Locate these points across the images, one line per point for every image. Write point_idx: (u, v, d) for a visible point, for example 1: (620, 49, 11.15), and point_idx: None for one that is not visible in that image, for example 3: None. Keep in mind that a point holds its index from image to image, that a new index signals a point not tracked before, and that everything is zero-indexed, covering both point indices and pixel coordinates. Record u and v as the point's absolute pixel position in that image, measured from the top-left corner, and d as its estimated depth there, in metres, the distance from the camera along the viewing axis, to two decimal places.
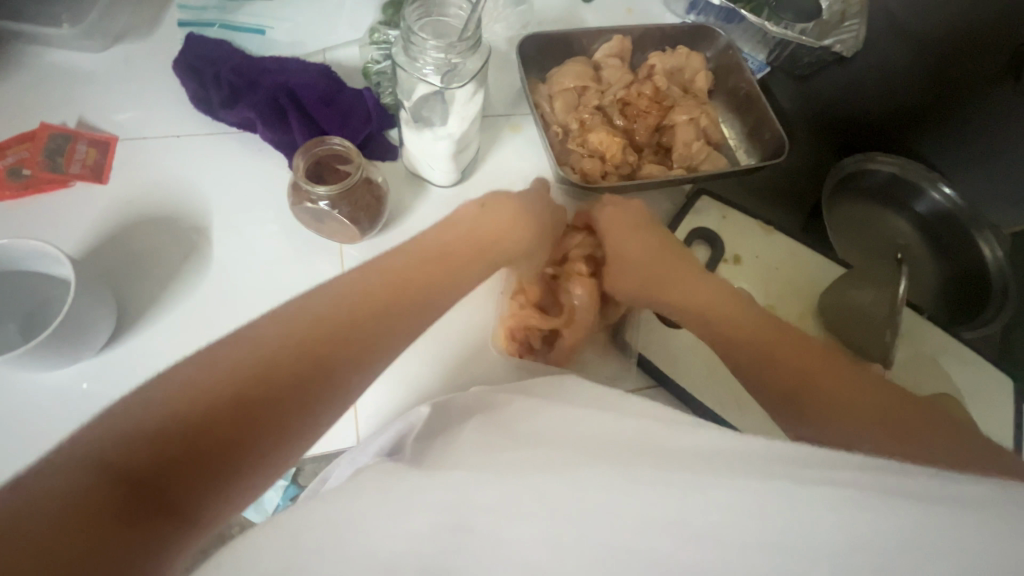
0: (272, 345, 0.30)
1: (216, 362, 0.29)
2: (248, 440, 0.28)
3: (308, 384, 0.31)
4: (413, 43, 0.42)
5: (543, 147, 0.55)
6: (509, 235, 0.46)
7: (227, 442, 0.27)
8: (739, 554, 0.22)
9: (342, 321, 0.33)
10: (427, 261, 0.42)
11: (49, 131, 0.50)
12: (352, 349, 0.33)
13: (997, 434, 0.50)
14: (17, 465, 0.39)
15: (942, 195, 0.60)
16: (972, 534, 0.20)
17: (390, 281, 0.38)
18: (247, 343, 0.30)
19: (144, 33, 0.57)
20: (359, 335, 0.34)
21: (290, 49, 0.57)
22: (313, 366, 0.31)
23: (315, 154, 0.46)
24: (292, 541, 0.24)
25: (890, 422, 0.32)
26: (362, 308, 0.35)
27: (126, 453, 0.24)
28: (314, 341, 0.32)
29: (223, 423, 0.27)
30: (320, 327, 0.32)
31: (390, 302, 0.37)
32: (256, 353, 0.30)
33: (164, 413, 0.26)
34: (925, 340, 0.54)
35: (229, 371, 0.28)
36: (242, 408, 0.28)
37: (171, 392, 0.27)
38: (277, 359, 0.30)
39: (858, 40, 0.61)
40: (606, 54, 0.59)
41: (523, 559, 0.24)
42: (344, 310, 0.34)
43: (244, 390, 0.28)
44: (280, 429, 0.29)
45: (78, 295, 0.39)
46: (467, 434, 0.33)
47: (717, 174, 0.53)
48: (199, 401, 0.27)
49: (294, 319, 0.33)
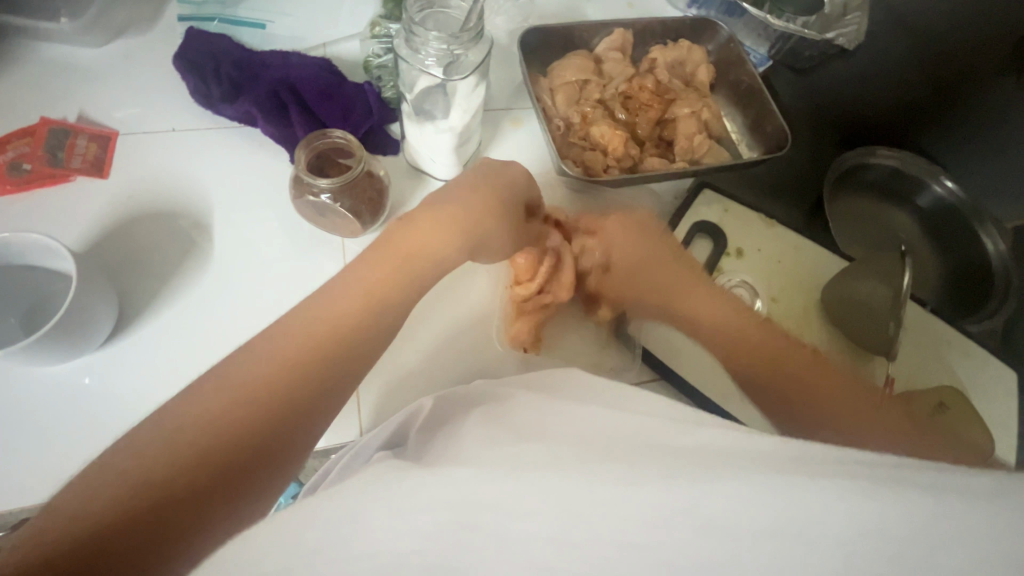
0: (218, 423, 0.29)
1: (162, 447, 0.28)
2: (191, 528, 0.26)
3: (255, 463, 0.29)
4: (415, 34, 0.42)
5: (545, 140, 0.55)
6: (488, 220, 0.43)
7: (172, 534, 0.26)
8: (748, 545, 0.22)
9: (289, 377, 0.32)
10: (394, 250, 0.40)
11: (49, 125, 0.50)
12: (302, 415, 0.32)
13: (1000, 424, 0.50)
14: (20, 460, 0.39)
15: (943, 188, 0.61)
16: (975, 525, 0.20)
17: (354, 298, 0.37)
18: (195, 416, 0.29)
19: (144, 27, 0.56)
20: (306, 395, 0.33)
21: (291, 43, 0.57)
22: (265, 437, 0.30)
23: (316, 148, 0.46)
24: (299, 536, 0.24)
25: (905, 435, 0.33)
26: (318, 352, 0.34)
27: (72, 552, 0.24)
28: (264, 403, 0.31)
29: (159, 514, 0.26)
30: (272, 389, 0.31)
31: (361, 329, 0.36)
32: (206, 428, 0.29)
33: (106, 504, 0.26)
34: (930, 333, 0.54)
35: (176, 451, 0.28)
36: (185, 493, 0.27)
37: (117, 479, 0.27)
38: (227, 428, 0.29)
39: (859, 33, 0.62)
40: (607, 48, 0.58)
41: (525, 556, 0.23)
42: (291, 362, 0.33)
43: (196, 476, 0.28)
44: (227, 507, 0.28)
45: (80, 289, 0.39)
46: (470, 427, 0.33)
47: (719, 167, 0.53)
48: (141, 493, 0.26)
49: (241, 379, 0.31)
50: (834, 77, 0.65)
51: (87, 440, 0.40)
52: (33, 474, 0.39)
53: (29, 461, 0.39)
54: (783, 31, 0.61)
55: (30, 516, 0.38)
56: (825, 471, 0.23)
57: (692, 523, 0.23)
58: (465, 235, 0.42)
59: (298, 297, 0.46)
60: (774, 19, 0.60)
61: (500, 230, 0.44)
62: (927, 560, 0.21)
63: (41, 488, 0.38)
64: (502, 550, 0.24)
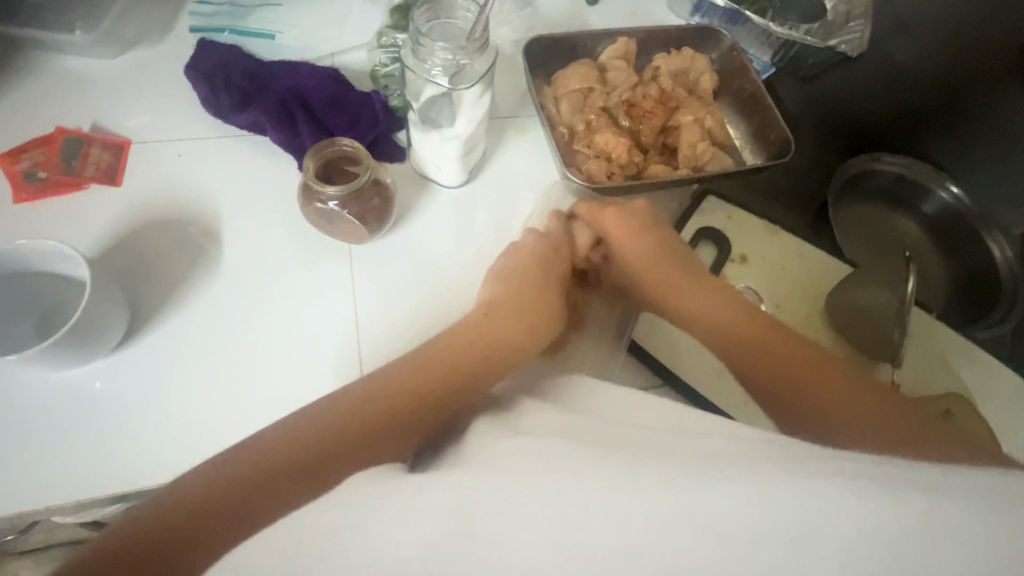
0: (322, 431, 0.33)
1: (254, 441, 0.33)
2: (246, 516, 0.29)
3: (345, 460, 0.32)
4: (421, 45, 0.43)
5: (549, 148, 0.55)
6: (545, 293, 0.45)
7: (251, 498, 0.30)
8: (753, 553, 0.22)
9: (406, 405, 0.36)
10: (469, 332, 0.41)
11: (63, 135, 0.51)
12: (354, 455, 0.33)
13: (1006, 430, 0.50)
14: (30, 462, 0.39)
15: (949, 194, 0.61)
16: (972, 535, 0.21)
17: (417, 370, 0.38)
18: (304, 418, 0.34)
19: (155, 39, 0.58)
20: (357, 446, 0.33)
21: (299, 54, 0.58)
22: (365, 450, 0.33)
23: (323, 156, 0.46)
24: (303, 544, 0.25)
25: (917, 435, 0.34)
26: (442, 380, 0.38)
27: (153, 520, 0.29)
28: (374, 421, 0.35)
29: (217, 492, 0.30)
30: (392, 407, 0.35)
31: (435, 382, 0.38)
32: (309, 430, 0.33)
33: (197, 481, 0.30)
34: (936, 339, 0.54)
35: (275, 450, 0.32)
36: (264, 480, 0.31)
37: (214, 461, 0.32)
38: (328, 437, 0.33)
39: (863, 41, 0.61)
40: (611, 56, 0.59)
41: (528, 562, 0.23)
42: (423, 384, 0.37)
43: (276, 472, 0.31)
44: (280, 502, 0.30)
45: (94, 296, 0.39)
46: (478, 429, 0.33)
47: (723, 174, 0.53)
48: (223, 481, 0.30)
49: (352, 404, 0.35)
50: (839, 82, 0.65)
51: (99, 445, 0.40)
52: (45, 477, 0.39)
53: (40, 464, 0.40)
54: (786, 39, 0.61)
55: (42, 518, 0.39)
56: (828, 471, 0.23)
57: (697, 528, 0.23)
58: (535, 314, 0.44)
59: (312, 311, 0.47)
60: (776, 26, 0.60)
61: (551, 270, 0.47)
62: (936, 560, 0.21)
63: (54, 492, 0.39)
64: (507, 556, 0.24)
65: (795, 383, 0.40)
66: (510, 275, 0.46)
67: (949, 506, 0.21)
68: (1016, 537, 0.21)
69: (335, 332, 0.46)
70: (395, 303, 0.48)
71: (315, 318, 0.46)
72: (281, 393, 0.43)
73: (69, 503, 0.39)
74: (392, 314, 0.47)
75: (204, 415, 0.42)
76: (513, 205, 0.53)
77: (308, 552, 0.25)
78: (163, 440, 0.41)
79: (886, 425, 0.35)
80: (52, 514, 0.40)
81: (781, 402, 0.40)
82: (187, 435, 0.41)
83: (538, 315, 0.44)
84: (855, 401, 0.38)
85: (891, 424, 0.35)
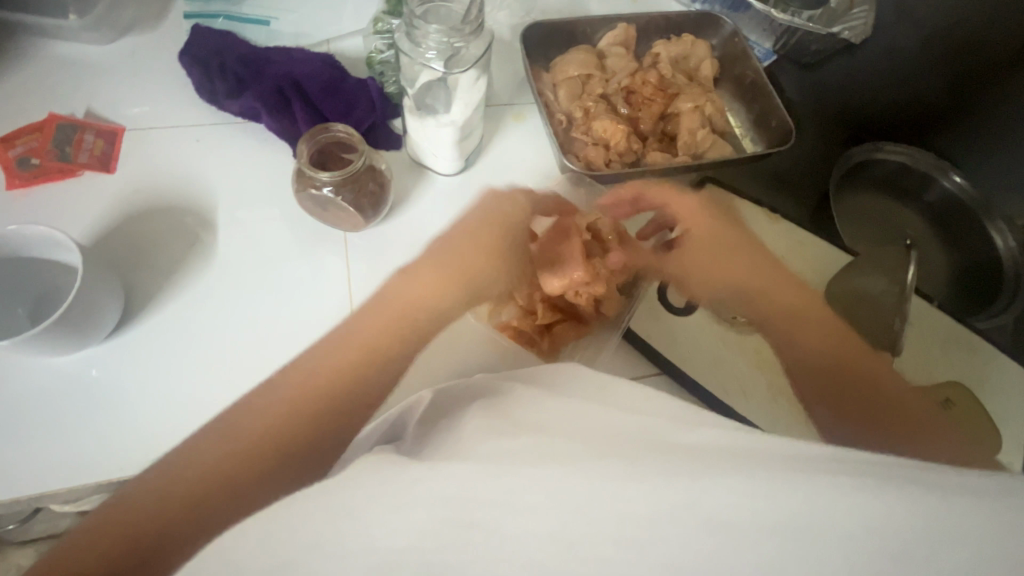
0: (272, 416, 0.32)
1: (217, 433, 0.32)
2: (212, 517, 0.28)
3: (307, 442, 0.32)
4: (415, 28, 0.42)
5: (548, 135, 0.55)
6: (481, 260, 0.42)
7: (213, 495, 0.29)
8: (751, 542, 0.22)
9: (357, 378, 0.35)
10: (385, 309, 0.38)
11: (57, 121, 0.51)
12: (312, 440, 0.32)
13: (1007, 421, 0.50)
14: (26, 448, 0.40)
15: (953, 182, 0.60)
16: (965, 523, 0.21)
17: (349, 353, 0.36)
18: (260, 407, 0.33)
19: (148, 25, 0.57)
20: (300, 438, 0.32)
21: (294, 40, 0.57)
22: (320, 424, 0.32)
23: (319, 142, 0.46)
24: (292, 534, 0.24)
25: (909, 425, 0.33)
26: (384, 346, 0.36)
27: (131, 522, 0.28)
28: (315, 391, 0.33)
29: (184, 492, 0.29)
30: (331, 375, 0.34)
31: (359, 364, 0.35)
32: (266, 418, 0.32)
33: (170, 480, 0.30)
34: (937, 329, 0.53)
35: (235, 443, 0.31)
36: (226, 475, 0.30)
37: (185, 456, 0.31)
38: (285, 420, 0.32)
39: (867, 27, 0.59)
40: (610, 42, 0.58)
41: (525, 547, 0.24)
42: (363, 352, 0.36)
43: (235, 464, 0.30)
44: (241, 499, 0.29)
45: (86, 282, 0.39)
46: (472, 417, 0.32)
47: (723, 161, 0.53)
48: (195, 478, 0.30)
49: (299, 376, 0.34)
50: (841, 71, 0.64)
51: (98, 433, 0.40)
52: (45, 464, 0.39)
53: (36, 451, 0.40)
54: (787, 24, 0.60)
55: (43, 504, 0.39)
56: (825, 462, 0.23)
57: (696, 516, 0.23)
58: (463, 278, 0.41)
59: (309, 298, 0.47)
60: (778, 12, 0.60)
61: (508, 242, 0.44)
62: (935, 557, 0.21)
63: (50, 478, 0.39)
64: (503, 543, 0.24)
65: (829, 373, 0.39)
66: (446, 242, 0.43)
67: (946, 501, 0.21)
68: (1003, 522, 0.21)
69: (329, 321, 0.46)
70: None
71: (310, 304, 0.46)
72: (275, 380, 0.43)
73: (66, 489, 0.39)
74: None
75: (198, 401, 0.42)
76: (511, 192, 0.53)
77: (298, 543, 0.24)
78: (159, 427, 0.41)
79: (856, 411, 0.36)
80: (50, 500, 0.40)
81: (818, 373, 0.40)
82: (180, 420, 0.41)
83: (473, 291, 0.42)
84: (863, 391, 0.37)
85: (886, 414, 0.35)
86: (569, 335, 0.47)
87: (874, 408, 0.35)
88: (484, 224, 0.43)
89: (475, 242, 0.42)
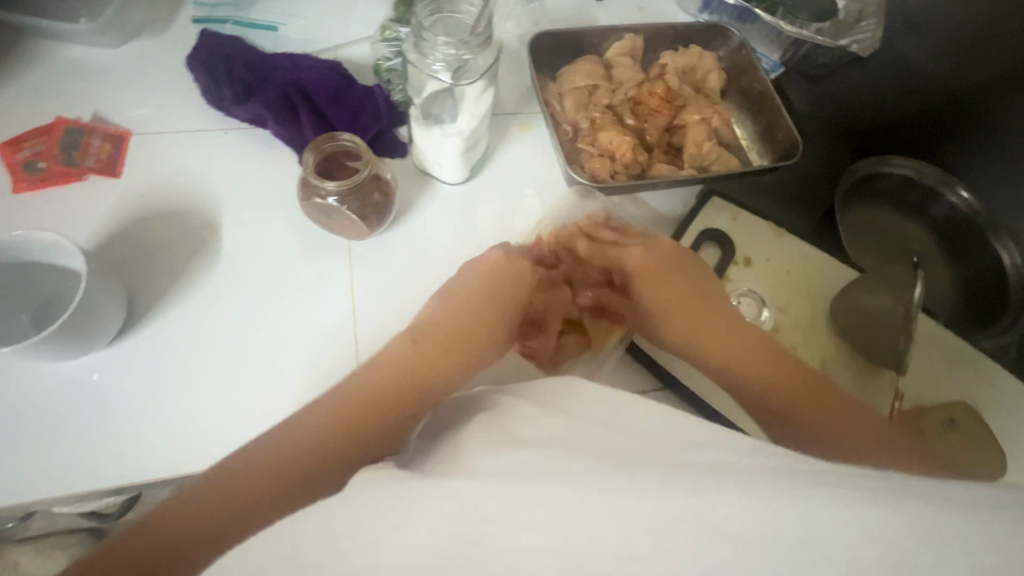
0: (273, 459, 0.33)
1: (212, 475, 0.32)
2: (214, 540, 0.30)
3: (306, 479, 0.32)
4: (424, 39, 0.42)
5: (554, 145, 0.55)
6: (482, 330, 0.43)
7: (203, 532, 0.30)
8: (759, 559, 0.22)
9: (362, 423, 0.35)
10: (395, 370, 0.39)
11: (65, 125, 0.51)
12: (314, 476, 0.32)
13: (1011, 436, 0.50)
14: (26, 452, 0.40)
15: (959, 198, 0.59)
16: (974, 536, 0.21)
17: (354, 408, 0.36)
18: (253, 448, 0.34)
19: (156, 30, 0.57)
20: (286, 483, 0.32)
21: (301, 46, 0.57)
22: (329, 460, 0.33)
23: (324, 151, 0.46)
24: (300, 546, 0.24)
25: (864, 438, 0.35)
26: (390, 397, 0.37)
27: (126, 545, 0.30)
28: (326, 442, 0.34)
29: (171, 528, 0.30)
30: (343, 427, 0.35)
31: (355, 430, 0.35)
32: (262, 462, 0.33)
33: (162, 511, 0.31)
34: (941, 348, 0.53)
35: (230, 479, 0.32)
36: (225, 506, 0.31)
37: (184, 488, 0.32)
38: (286, 463, 0.33)
39: (874, 40, 0.60)
40: (617, 53, 0.58)
41: (527, 565, 0.23)
42: (371, 403, 0.36)
43: (222, 497, 0.31)
44: (236, 533, 0.30)
45: (92, 288, 0.39)
46: (473, 429, 0.31)
47: (729, 173, 0.52)
48: (189, 507, 0.31)
49: (307, 426, 0.35)
50: (845, 84, 0.64)
51: (99, 437, 0.40)
52: (40, 471, 0.39)
53: (38, 455, 0.40)
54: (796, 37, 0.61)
55: (37, 511, 0.39)
56: (830, 481, 0.23)
57: (699, 528, 0.22)
58: (468, 345, 0.42)
59: (312, 305, 0.47)
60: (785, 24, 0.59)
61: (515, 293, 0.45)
62: (933, 564, 0.21)
63: (51, 483, 0.39)
64: (505, 563, 0.23)
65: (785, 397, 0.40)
66: (455, 297, 0.44)
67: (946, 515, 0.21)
68: (1012, 541, 0.21)
69: (331, 327, 0.46)
70: (394, 298, 0.47)
71: (313, 314, 0.46)
72: (273, 390, 0.43)
73: (64, 494, 0.39)
74: (390, 309, 0.47)
75: (195, 411, 0.42)
76: (516, 201, 0.53)
77: (307, 557, 0.24)
78: (160, 433, 0.41)
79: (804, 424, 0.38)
80: (50, 506, 0.39)
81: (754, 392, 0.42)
82: (183, 428, 0.41)
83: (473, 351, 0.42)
84: (816, 410, 0.39)
85: (830, 429, 0.37)
86: (574, 354, 0.48)
87: (823, 423, 0.37)
88: (495, 293, 0.44)
89: (486, 295, 0.44)
